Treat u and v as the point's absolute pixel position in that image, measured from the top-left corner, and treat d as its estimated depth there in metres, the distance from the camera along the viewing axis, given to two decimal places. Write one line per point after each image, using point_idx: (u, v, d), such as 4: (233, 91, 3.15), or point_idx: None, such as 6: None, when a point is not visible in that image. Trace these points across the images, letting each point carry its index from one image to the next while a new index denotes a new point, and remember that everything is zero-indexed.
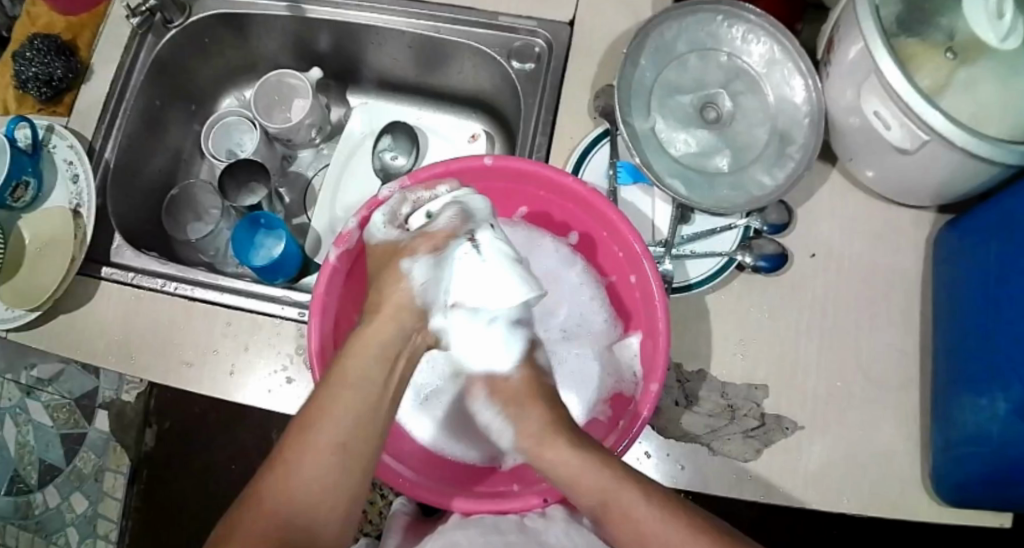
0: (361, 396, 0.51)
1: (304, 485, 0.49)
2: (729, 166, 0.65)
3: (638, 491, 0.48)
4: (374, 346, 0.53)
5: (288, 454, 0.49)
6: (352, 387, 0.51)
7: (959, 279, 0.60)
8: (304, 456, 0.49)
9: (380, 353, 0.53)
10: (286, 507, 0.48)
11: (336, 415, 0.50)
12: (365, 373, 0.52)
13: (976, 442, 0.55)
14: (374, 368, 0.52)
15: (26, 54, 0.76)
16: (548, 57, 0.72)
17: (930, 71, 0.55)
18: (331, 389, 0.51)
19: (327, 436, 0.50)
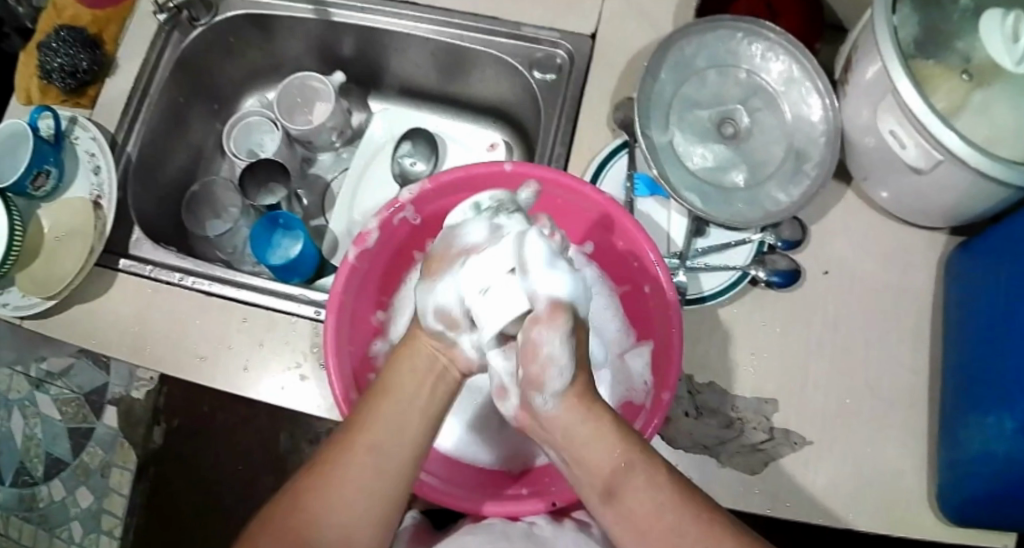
0: (405, 408, 0.51)
1: (346, 497, 0.49)
2: (745, 181, 0.66)
3: None
4: (419, 356, 0.52)
5: (329, 459, 0.50)
6: (392, 397, 0.51)
7: (969, 300, 0.61)
8: (344, 461, 0.49)
9: (422, 367, 0.52)
10: (321, 509, 0.49)
11: (376, 426, 0.50)
12: (407, 385, 0.51)
13: (982, 462, 0.55)
14: (420, 378, 0.51)
15: (51, 44, 0.75)
16: (569, 68, 0.73)
17: (946, 93, 0.56)
18: (376, 400, 0.51)
19: (366, 444, 0.50)
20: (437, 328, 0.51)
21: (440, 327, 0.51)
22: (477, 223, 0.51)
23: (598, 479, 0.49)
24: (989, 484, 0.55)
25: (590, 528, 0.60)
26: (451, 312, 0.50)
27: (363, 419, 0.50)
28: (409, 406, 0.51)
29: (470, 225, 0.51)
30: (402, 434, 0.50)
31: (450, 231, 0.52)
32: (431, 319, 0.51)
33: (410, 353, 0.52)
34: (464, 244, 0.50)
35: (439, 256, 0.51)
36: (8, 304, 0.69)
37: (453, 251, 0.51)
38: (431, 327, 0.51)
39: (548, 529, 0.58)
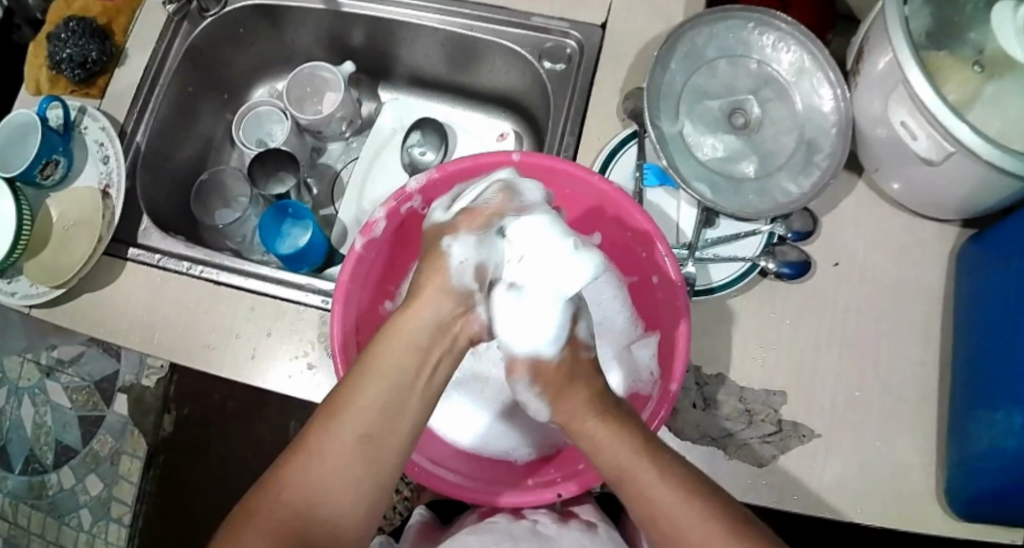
0: (395, 384, 0.50)
1: (339, 463, 0.50)
2: (755, 172, 0.66)
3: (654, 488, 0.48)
4: (414, 335, 0.51)
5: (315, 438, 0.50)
6: (382, 374, 0.50)
7: (980, 292, 0.60)
8: (330, 442, 0.49)
9: (421, 343, 0.51)
10: (308, 490, 0.49)
11: (365, 404, 0.50)
12: (397, 363, 0.50)
13: (990, 456, 0.55)
14: (408, 355, 0.51)
15: (59, 35, 0.75)
16: (579, 59, 0.73)
17: (958, 85, 0.55)
18: (368, 374, 0.50)
19: (354, 424, 0.50)
20: (468, 285, 0.51)
21: (473, 286, 0.52)
22: (534, 185, 0.55)
23: None
24: (997, 478, 0.54)
25: (596, 527, 0.59)
26: (486, 268, 0.51)
27: (350, 398, 0.50)
28: (401, 384, 0.50)
29: (529, 186, 0.55)
30: (391, 412, 0.50)
31: (508, 186, 0.54)
32: (466, 278, 0.52)
33: (411, 328, 0.51)
34: (498, 216, 0.52)
35: (490, 208, 0.53)
36: (17, 293, 0.70)
37: (511, 203, 0.53)
38: (464, 284, 0.51)
39: (552, 528, 0.58)
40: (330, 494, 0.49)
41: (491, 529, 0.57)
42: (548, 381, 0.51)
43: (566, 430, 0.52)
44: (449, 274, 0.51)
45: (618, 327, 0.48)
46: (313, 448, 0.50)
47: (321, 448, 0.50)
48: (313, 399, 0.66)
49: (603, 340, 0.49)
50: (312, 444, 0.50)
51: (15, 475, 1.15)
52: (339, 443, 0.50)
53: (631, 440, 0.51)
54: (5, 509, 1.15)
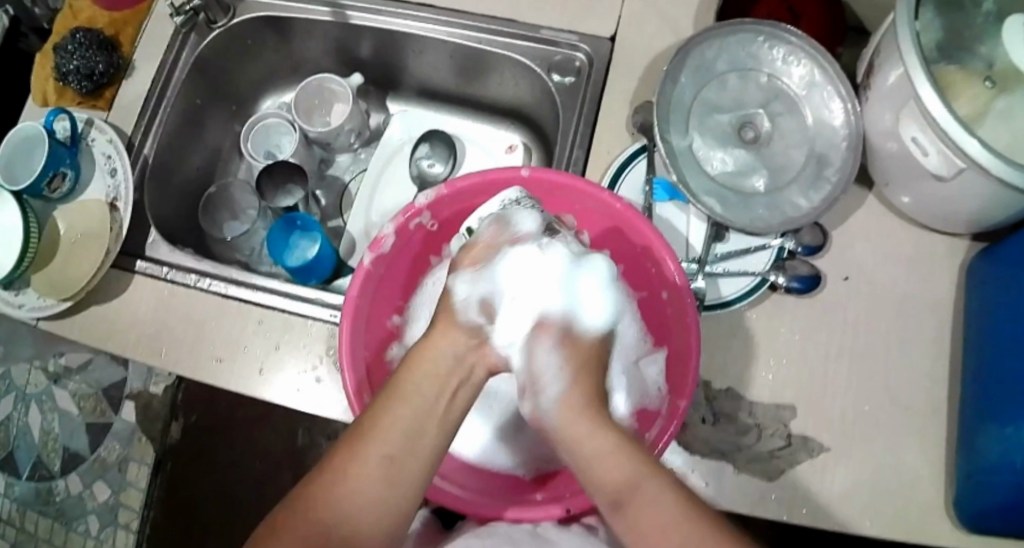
0: (414, 407, 0.50)
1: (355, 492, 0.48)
2: (765, 186, 0.66)
3: None
4: (434, 361, 0.52)
5: (340, 463, 0.49)
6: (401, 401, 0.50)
7: (992, 306, 0.60)
8: (354, 467, 0.49)
9: (445, 368, 0.52)
10: (329, 515, 0.48)
11: (389, 432, 0.49)
12: (425, 391, 0.51)
13: (999, 472, 0.55)
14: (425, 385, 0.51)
15: (67, 47, 0.75)
16: (588, 71, 0.73)
17: (968, 100, 0.55)
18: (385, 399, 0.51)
19: (378, 450, 0.49)
20: (477, 320, 0.54)
21: (480, 320, 0.54)
22: (526, 213, 0.57)
23: None
24: (1006, 494, 0.54)
25: (597, 531, 0.59)
26: (492, 301, 0.55)
27: (375, 425, 0.50)
28: (427, 412, 0.50)
29: (519, 216, 0.56)
30: (415, 439, 0.50)
31: (499, 218, 0.57)
32: (473, 314, 0.55)
33: (434, 353, 0.52)
34: (514, 232, 0.56)
35: (485, 242, 0.56)
36: (24, 305, 0.70)
37: (504, 235, 0.56)
38: (471, 321, 0.54)
39: (553, 532, 0.57)
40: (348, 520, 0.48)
41: (494, 533, 0.56)
42: None
43: None
44: (456, 310, 0.54)
45: (546, 351, 0.53)
46: (336, 471, 0.49)
47: (343, 474, 0.49)
48: (321, 412, 0.66)
49: (539, 361, 0.52)
50: (337, 468, 0.49)
51: (22, 481, 1.16)
52: (362, 466, 0.49)
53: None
54: (12, 515, 1.16)
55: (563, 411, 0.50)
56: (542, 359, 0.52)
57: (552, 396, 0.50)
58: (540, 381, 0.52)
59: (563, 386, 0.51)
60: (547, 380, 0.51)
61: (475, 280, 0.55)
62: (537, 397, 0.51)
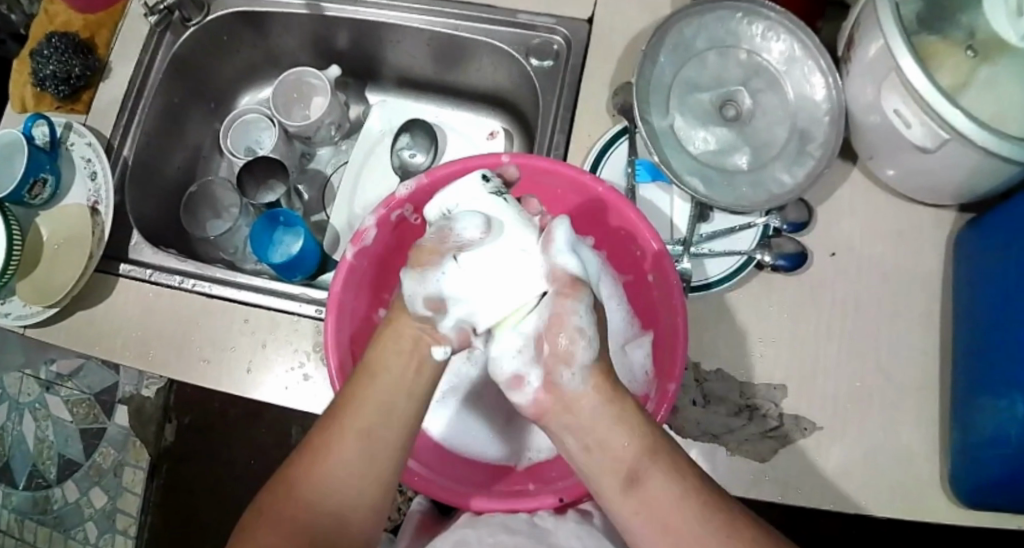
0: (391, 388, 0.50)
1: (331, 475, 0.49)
2: (748, 164, 0.65)
3: None
4: (399, 342, 0.51)
5: (316, 449, 0.50)
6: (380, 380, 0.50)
7: (981, 277, 0.59)
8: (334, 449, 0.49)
9: (406, 350, 0.51)
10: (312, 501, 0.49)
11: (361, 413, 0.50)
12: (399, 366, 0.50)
13: (994, 444, 0.54)
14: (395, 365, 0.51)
15: (42, 52, 0.74)
16: (567, 54, 0.72)
17: (950, 70, 0.54)
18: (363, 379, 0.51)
19: (353, 431, 0.49)
20: (424, 313, 0.50)
21: (428, 313, 0.50)
22: (469, 217, 0.51)
23: None
24: (1000, 464, 0.54)
25: (591, 519, 0.59)
26: (441, 299, 0.50)
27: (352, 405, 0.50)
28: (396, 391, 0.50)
29: (462, 218, 0.51)
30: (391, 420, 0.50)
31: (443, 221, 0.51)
32: (420, 306, 0.50)
33: (392, 341, 0.51)
34: (458, 239, 0.50)
35: (429, 245, 0.50)
36: (10, 313, 0.69)
37: (446, 242, 0.50)
38: (419, 313, 0.50)
39: (550, 521, 0.57)
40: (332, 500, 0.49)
41: (489, 522, 0.56)
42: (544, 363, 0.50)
43: None
44: (405, 305, 0.51)
45: (584, 309, 0.47)
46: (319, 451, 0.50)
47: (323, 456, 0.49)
48: (310, 410, 0.65)
49: (538, 342, 0.48)
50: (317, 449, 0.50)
51: (19, 490, 1.15)
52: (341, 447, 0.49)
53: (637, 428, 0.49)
54: (11, 525, 1.16)
55: (560, 396, 0.48)
56: (575, 321, 0.47)
57: (580, 368, 0.47)
58: (569, 349, 0.46)
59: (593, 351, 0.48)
60: (540, 367, 0.48)
61: (417, 280, 0.50)
62: (568, 364, 0.47)
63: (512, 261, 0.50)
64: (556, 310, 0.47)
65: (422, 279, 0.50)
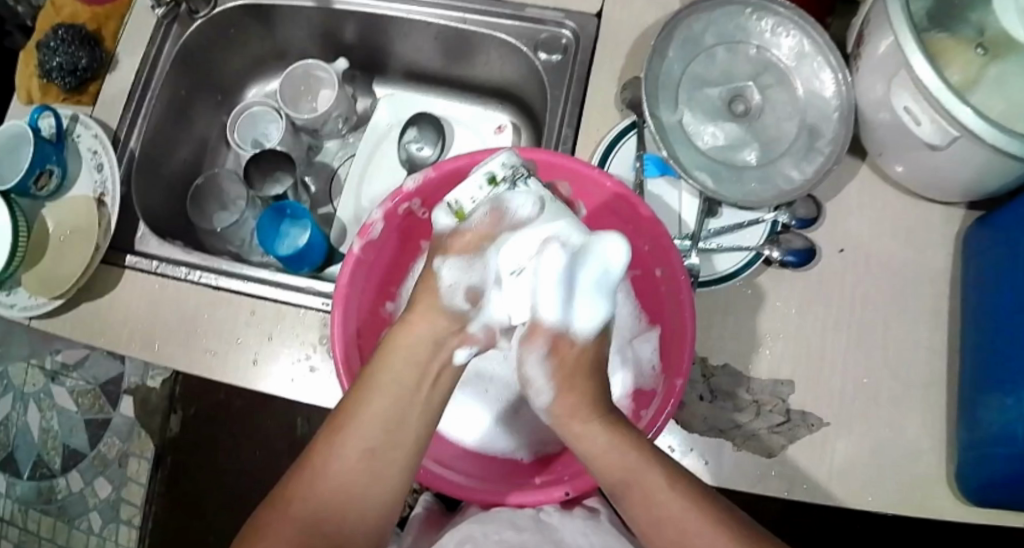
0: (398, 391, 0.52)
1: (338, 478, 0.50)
2: (757, 159, 0.65)
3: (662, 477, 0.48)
4: (410, 345, 0.53)
5: (325, 449, 0.51)
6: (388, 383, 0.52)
7: (989, 275, 0.59)
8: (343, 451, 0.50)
9: (416, 350, 0.53)
10: (319, 499, 0.50)
11: (368, 418, 0.51)
12: (404, 372, 0.53)
13: (1000, 443, 0.54)
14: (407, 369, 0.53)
15: (49, 43, 0.74)
16: (575, 48, 0.72)
17: (960, 67, 0.54)
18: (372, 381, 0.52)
19: (364, 434, 0.51)
20: (461, 306, 0.55)
21: (466, 306, 0.55)
22: (522, 194, 0.51)
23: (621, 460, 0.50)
24: (1005, 464, 0.54)
25: (598, 515, 0.59)
26: (480, 290, 0.55)
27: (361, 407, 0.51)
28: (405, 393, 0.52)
29: (470, 215, 0.53)
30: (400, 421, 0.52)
31: (496, 203, 0.52)
32: (458, 298, 0.55)
33: (407, 344, 0.53)
34: (513, 218, 0.52)
35: (475, 231, 0.54)
36: (17, 305, 0.69)
37: (502, 224, 0.52)
38: (455, 305, 0.55)
39: (556, 517, 0.57)
40: (339, 498, 0.50)
41: (495, 519, 0.56)
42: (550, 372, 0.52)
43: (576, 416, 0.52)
44: (440, 296, 0.55)
45: (536, 360, 0.52)
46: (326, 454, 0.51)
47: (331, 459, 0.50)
48: (316, 402, 0.65)
49: (526, 371, 0.53)
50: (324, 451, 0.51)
51: (23, 480, 1.16)
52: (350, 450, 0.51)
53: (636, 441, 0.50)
54: (14, 515, 1.16)
55: (553, 416, 0.53)
56: (531, 367, 0.53)
57: (545, 400, 0.53)
58: (529, 383, 0.53)
59: (551, 392, 0.53)
60: (537, 389, 0.53)
61: (461, 268, 0.55)
62: (540, 387, 0.53)
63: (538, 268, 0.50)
64: (519, 356, 0.53)
65: (467, 267, 0.55)
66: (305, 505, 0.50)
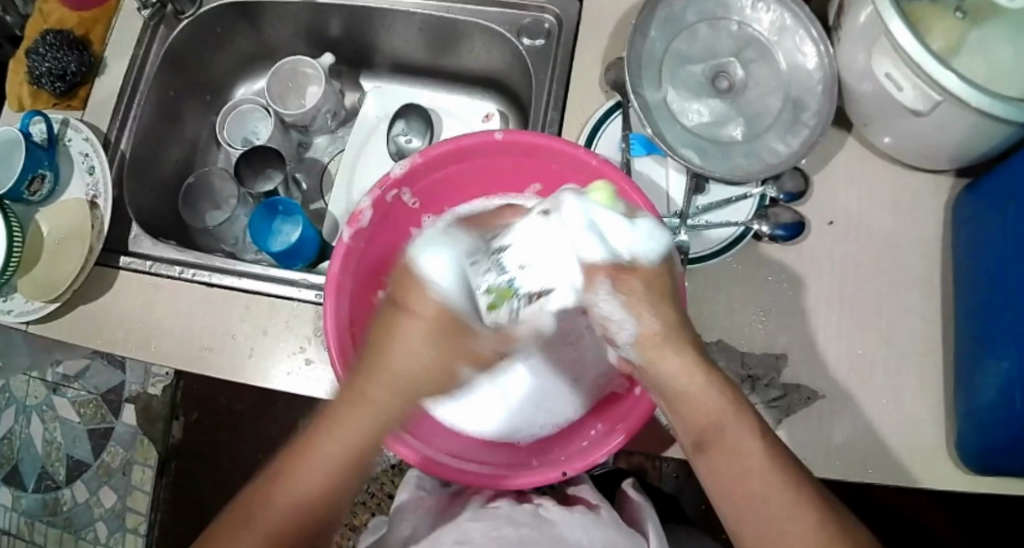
0: (375, 417, 0.47)
1: (303, 490, 0.49)
2: (742, 135, 0.65)
3: (742, 422, 0.47)
4: (408, 356, 0.46)
5: (293, 460, 0.49)
6: (365, 407, 0.47)
7: (980, 241, 0.59)
8: (307, 467, 0.48)
9: (424, 362, 0.46)
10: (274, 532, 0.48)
11: (344, 435, 0.47)
12: (383, 396, 0.47)
13: (996, 407, 0.54)
14: (387, 393, 0.47)
15: (37, 49, 0.75)
16: (559, 32, 0.73)
17: (942, 32, 0.54)
18: (347, 404, 0.47)
19: (331, 452, 0.48)
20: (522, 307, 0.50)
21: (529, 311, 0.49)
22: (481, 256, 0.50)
23: (703, 408, 0.48)
24: (1006, 427, 0.54)
25: (599, 510, 0.58)
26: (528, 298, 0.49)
27: (330, 429, 0.48)
28: (382, 416, 0.47)
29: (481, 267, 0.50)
30: (372, 443, 0.48)
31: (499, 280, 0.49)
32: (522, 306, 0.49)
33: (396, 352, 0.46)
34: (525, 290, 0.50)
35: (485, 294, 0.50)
36: (12, 310, 0.69)
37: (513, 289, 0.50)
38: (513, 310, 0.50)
39: (554, 511, 0.57)
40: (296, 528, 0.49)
41: (492, 515, 0.57)
42: (628, 298, 0.47)
43: (662, 348, 0.48)
44: (430, 306, 0.47)
45: (606, 297, 0.47)
46: (292, 464, 0.49)
47: (295, 473, 0.49)
48: (314, 394, 0.66)
49: (601, 306, 0.48)
50: (292, 461, 0.49)
51: (28, 494, 1.16)
52: (317, 462, 0.48)
53: (716, 386, 0.48)
54: (21, 528, 1.16)
55: (644, 353, 0.48)
56: (605, 304, 0.48)
57: (628, 335, 0.48)
58: (615, 327, 0.48)
59: (635, 323, 0.47)
60: (615, 325, 0.48)
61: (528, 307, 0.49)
62: (615, 341, 0.49)
63: (560, 232, 0.48)
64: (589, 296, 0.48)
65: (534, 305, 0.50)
66: (268, 512, 0.49)
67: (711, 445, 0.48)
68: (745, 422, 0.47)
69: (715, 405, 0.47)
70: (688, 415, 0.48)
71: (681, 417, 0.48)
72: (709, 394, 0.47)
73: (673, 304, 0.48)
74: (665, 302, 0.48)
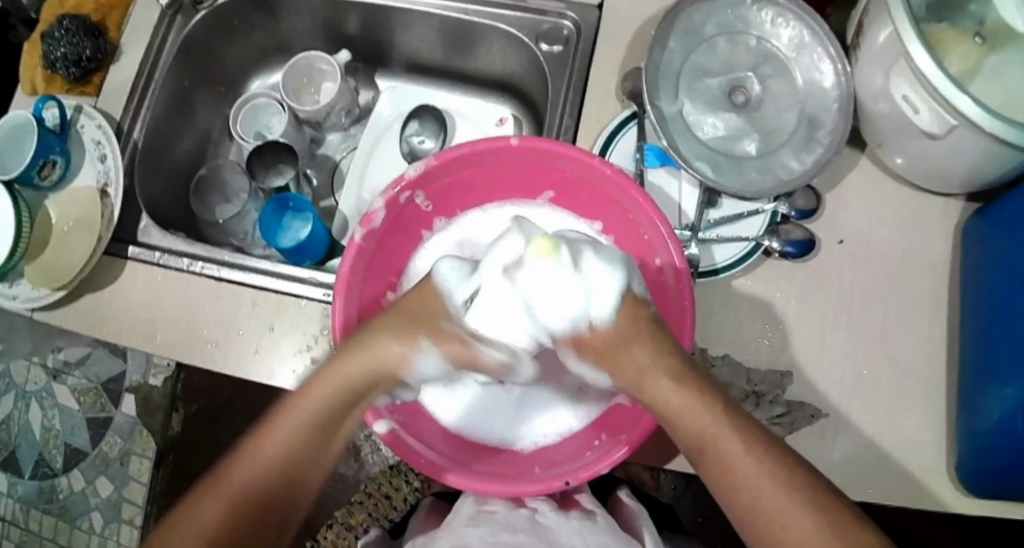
0: (309, 409, 0.53)
1: (263, 471, 0.52)
2: (757, 150, 0.65)
3: (737, 436, 0.48)
4: (378, 358, 0.51)
5: (255, 443, 0.53)
6: (308, 396, 0.53)
7: (989, 265, 0.59)
8: (261, 450, 0.53)
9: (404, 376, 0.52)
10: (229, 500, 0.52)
11: (280, 423, 0.53)
12: (355, 383, 0.52)
13: (998, 432, 0.54)
14: (360, 384, 0.52)
15: (54, 34, 0.75)
16: (577, 39, 0.73)
17: (959, 56, 0.54)
18: (296, 395, 0.53)
19: (294, 435, 0.53)
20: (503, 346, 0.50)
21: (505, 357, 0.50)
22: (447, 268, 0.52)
23: (699, 424, 0.49)
24: (1008, 452, 0.54)
25: (594, 516, 0.58)
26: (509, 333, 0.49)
27: (278, 416, 0.53)
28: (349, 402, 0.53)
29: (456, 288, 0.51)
30: (335, 428, 0.54)
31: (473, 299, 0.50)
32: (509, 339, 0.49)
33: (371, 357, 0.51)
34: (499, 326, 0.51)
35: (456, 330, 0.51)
36: (18, 297, 0.69)
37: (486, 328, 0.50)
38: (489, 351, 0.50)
39: (550, 518, 0.57)
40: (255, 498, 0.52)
41: (489, 520, 0.57)
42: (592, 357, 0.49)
43: (649, 377, 0.49)
44: (420, 351, 0.51)
45: (576, 363, 0.51)
46: (253, 448, 0.53)
47: (255, 453, 0.53)
48: None
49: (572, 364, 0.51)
50: (252, 444, 0.53)
51: (25, 480, 1.16)
52: (270, 447, 0.53)
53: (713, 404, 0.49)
54: (16, 516, 1.16)
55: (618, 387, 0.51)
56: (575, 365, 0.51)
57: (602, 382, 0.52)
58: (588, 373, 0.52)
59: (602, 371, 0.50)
60: (593, 376, 0.52)
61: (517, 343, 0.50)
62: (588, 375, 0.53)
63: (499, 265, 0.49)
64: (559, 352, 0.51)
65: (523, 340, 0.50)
66: (222, 490, 0.52)
67: (710, 460, 0.49)
68: (744, 440, 0.48)
69: (710, 421, 0.48)
70: (680, 431, 0.49)
71: (673, 431, 0.50)
72: (701, 410, 0.48)
73: (649, 346, 0.48)
74: (642, 345, 0.48)
